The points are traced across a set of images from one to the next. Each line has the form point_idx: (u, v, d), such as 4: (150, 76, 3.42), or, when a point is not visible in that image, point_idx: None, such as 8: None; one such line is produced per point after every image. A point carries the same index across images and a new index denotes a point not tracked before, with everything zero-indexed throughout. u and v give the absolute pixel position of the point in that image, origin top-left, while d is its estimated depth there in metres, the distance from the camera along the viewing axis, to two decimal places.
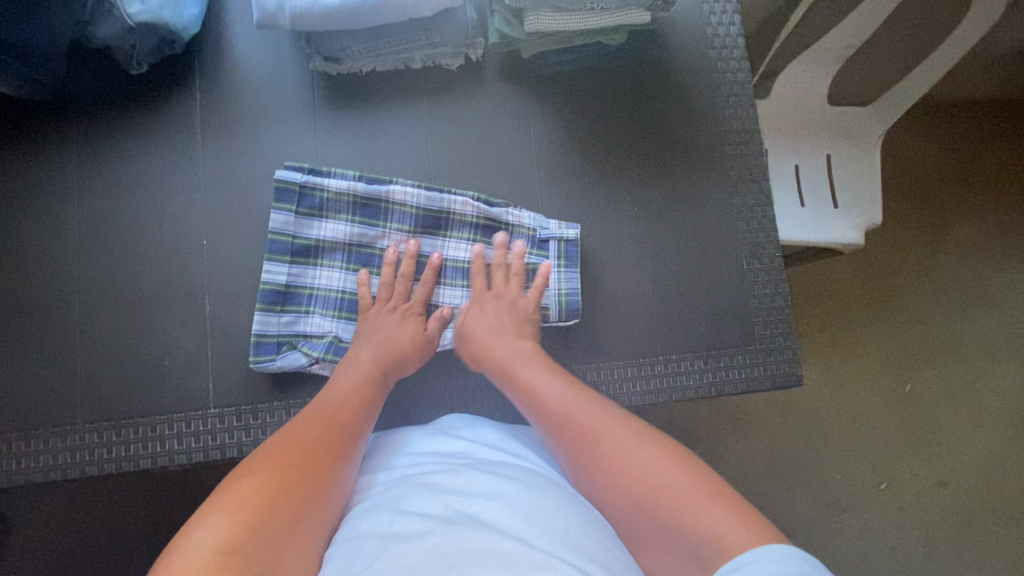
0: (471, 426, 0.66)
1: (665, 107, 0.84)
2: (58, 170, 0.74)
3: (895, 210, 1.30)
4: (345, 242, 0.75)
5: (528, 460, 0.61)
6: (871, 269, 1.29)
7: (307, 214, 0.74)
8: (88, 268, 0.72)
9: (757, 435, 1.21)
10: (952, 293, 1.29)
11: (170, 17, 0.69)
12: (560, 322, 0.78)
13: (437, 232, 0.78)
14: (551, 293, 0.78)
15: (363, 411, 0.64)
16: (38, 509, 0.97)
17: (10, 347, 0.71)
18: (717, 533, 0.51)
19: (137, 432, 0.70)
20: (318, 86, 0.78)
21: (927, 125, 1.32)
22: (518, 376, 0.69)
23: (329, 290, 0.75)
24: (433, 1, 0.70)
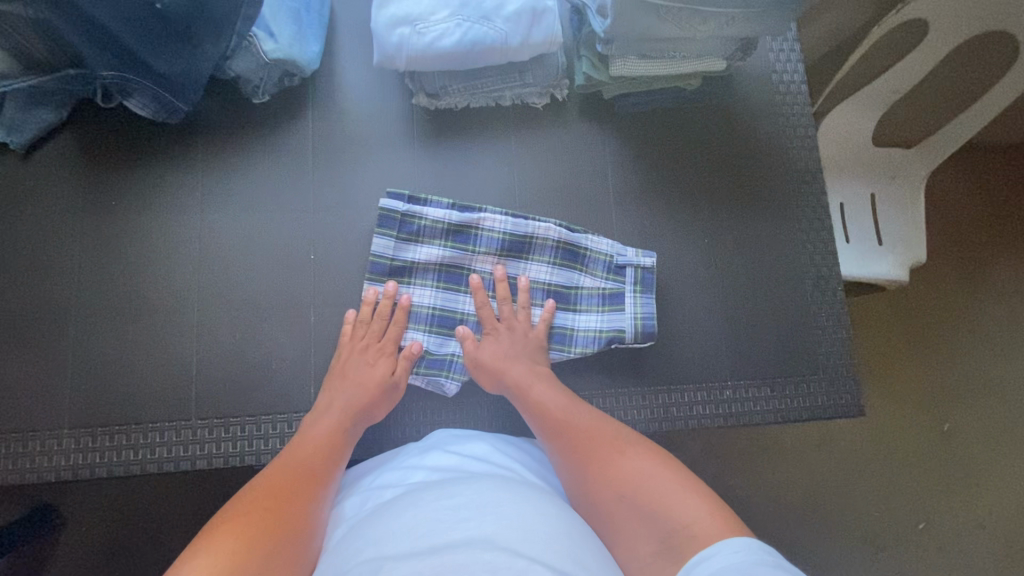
0: (462, 436, 0.72)
1: (732, 147, 0.90)
2: (179, 186, 0.80)
3: (940, 249, 1.33)
4: (436, 264, 0.81)
5: (516, 469, 0.66)
6: (913, 307, 1.32)
7: (405, 237, 0.80)
8: (203, 276, 0.78)
9: (796, 468, 1.22)
10: (995, 334, 1.31)
11: (297, 54, 0.77)
12: (635, 344, 0.81)
13: (520, 255, 0.83)
14: (628, 316, 0.82)
15: (338, 447, 0.69)
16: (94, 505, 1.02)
17: (127, 347, 0.76)
18: (692, 522, 0.57)
19: (244, 430, 0.75)
20: (417, 118, 0.86)
21: (971, 168, 1.36)
22: (527, 391, 0.74)
23: (420, 307, 0.81)
24: (532, 47, 0.78)
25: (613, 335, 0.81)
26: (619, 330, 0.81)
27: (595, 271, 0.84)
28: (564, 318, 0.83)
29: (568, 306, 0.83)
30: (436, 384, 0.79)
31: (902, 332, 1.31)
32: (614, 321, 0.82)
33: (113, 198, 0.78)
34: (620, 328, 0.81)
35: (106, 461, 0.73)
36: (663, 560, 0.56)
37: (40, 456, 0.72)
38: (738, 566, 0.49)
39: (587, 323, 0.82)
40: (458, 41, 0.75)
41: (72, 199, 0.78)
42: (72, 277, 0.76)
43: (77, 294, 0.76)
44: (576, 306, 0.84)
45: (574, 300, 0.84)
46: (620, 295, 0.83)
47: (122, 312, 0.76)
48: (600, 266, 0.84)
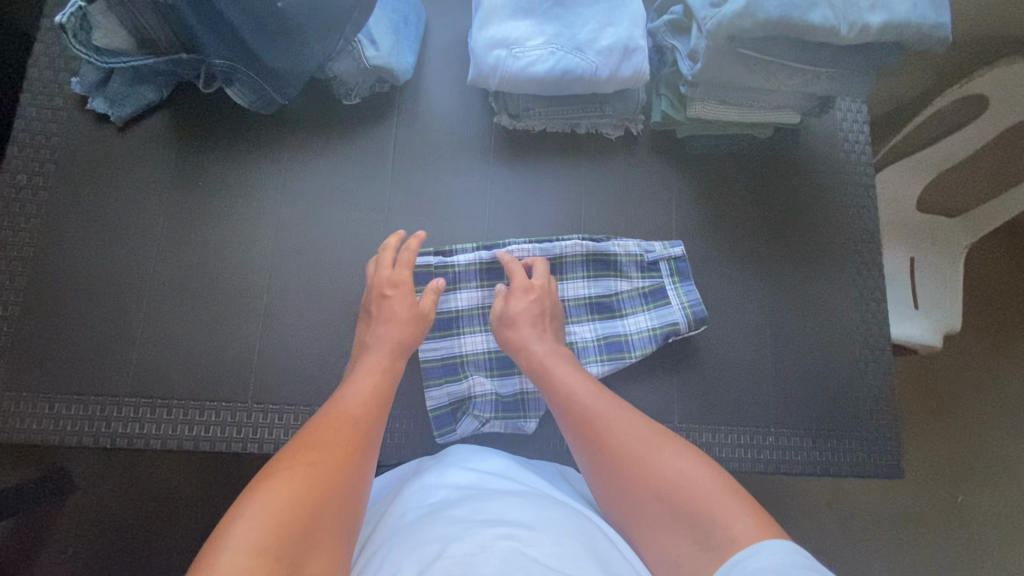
0: (482, 455, 0.73)
1: (796, 197, 0.92)
2: (262, 173, 0.82)
3: (978, 319, 1.34)
4: (476, 307, 0.84)
5: (539, 485, 0.68)
6: (945, 373, 1.32)
7: (442, 289, 0.83)
8: (275, 263, 0.80)
9: (812, 522, 1.21)
10: None
11: (395, 63, 0.80)
12: (690, 333, 0.84)
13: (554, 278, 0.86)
14: (676, 308, 0.84)
15: (377, 409, 0.66)
16: (109, 469, 1.01)
17: (194, 324, 0.77)
18: (730, 524, 0.55)
19: (297, 419, 0.76)
20: (496, 136, 0.88)
21: (1014, 243, 1.37)
22: (551, 374, 0.73)
23: (478, 353, 0.83)
24: (619, 80, 0.80)
25: (668, 329, 0.83)
26: (673, 324, 0.83)
27: (630, 273, 0.87)
28: (615, 326, 0.85)
29: (614, 314, 0.86)
30: (517, 427, 0.81)
31: (929, 397, 1.31)
32: (664, 316, 0.84)
33: (200, 178, 0.81)
34: (674, 321, 0.83)
35: (160, 433, 0.73)
36: (701, 561, 0.55)
37: (96, 421, 0.73)
38: (778, 567, 0.48)
39: (637, 325, 0.85)
40: (551, 68, 0.78)
41: (160, 174, 0.80)
42: (151, 248, 0.78)
43: (153, 265, 0.78)
44: (620, 311, 0.86)
45: (617, 306, 0.86)
46: (660, 289, 0.86)
47: (194, 289, 0.78)
48: (634, 267, 0.87)
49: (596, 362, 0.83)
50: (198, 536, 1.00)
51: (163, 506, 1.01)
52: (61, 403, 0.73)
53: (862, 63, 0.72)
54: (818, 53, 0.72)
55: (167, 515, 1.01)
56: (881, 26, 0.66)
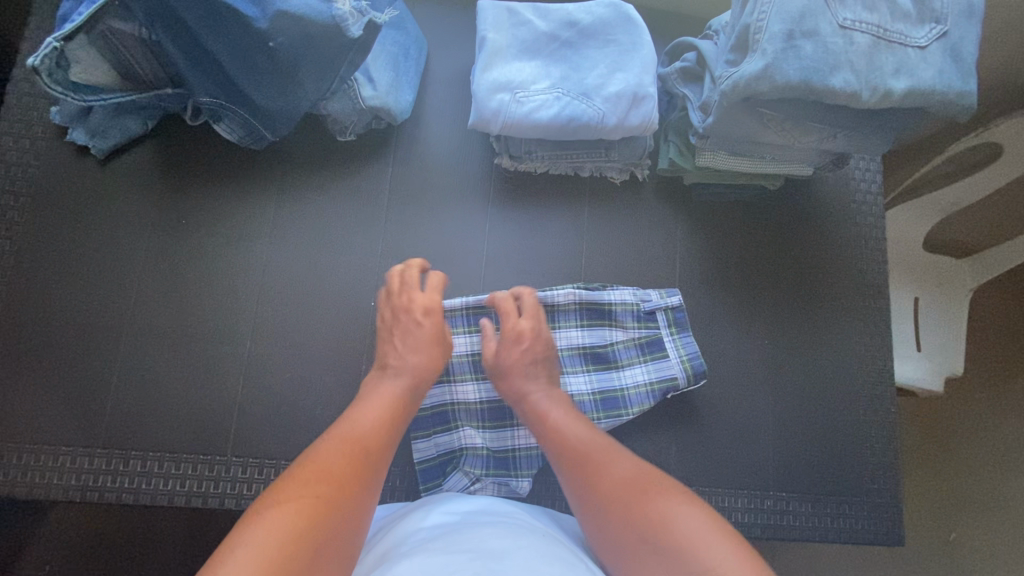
0: (464, 496, 0.69)
1: (805, 249, 0.89)
2: (250, 210, 0.79)
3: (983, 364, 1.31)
4: (466, 355, 0.80)
5: (524, 519, 0.65)
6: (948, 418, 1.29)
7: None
8: (260, 308, 0.77)
9: (804, 565, 1.20)
10: None
11: (392, 102, 0.77)
12: (688, 388, 0.80)
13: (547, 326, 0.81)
14: (675, 361, 0.80)
15: (390, 438, 0.62)
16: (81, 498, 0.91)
17: (174, 370, 0.74)
18: (713, 563, 0.49)
19: (278, 474, 0.73)
20: (496, 177, 0.85)
21: None
22: (546, 419, 0.69)
23: (469, 404, 0.80)
24: (627, 129, 0.77)
25: (666, 385, 0.79)
26: (671, 379, 0.80)
27: (626, 322, 0.82)
28: (612, 379, 0.81)
29: (610, 366, 0.81)
30: (508, 485, 0.77)
31: (922, 437, 1.30)
32: (662, 369, 0.80)
33: (184, 216, 0.77)
34: (672, 376, 0.80)
35: (133, 487, 0.70)
36: None
37: (66, 473, 0.69)
38: None
39: (634, 378, 0.81)
40: (556, 114, 0.74)
41: (142, 210, 0.76)
42: (130, 289, 0.75)
43: (133, 308, 0.74)
44: (617, 363, 0.82)
45: (613, 357, 0.82)
46: (657, 341, 0.82)
47: (174, 333, 0.75)
48: (630, 316, 0.82)
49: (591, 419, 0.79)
50: None
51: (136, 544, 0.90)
52: (31, 452, 0.69)
53: (881, 126, 0.69)
54: (836, 115, 0.68)
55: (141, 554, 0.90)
56: (905, 92, 0.62)
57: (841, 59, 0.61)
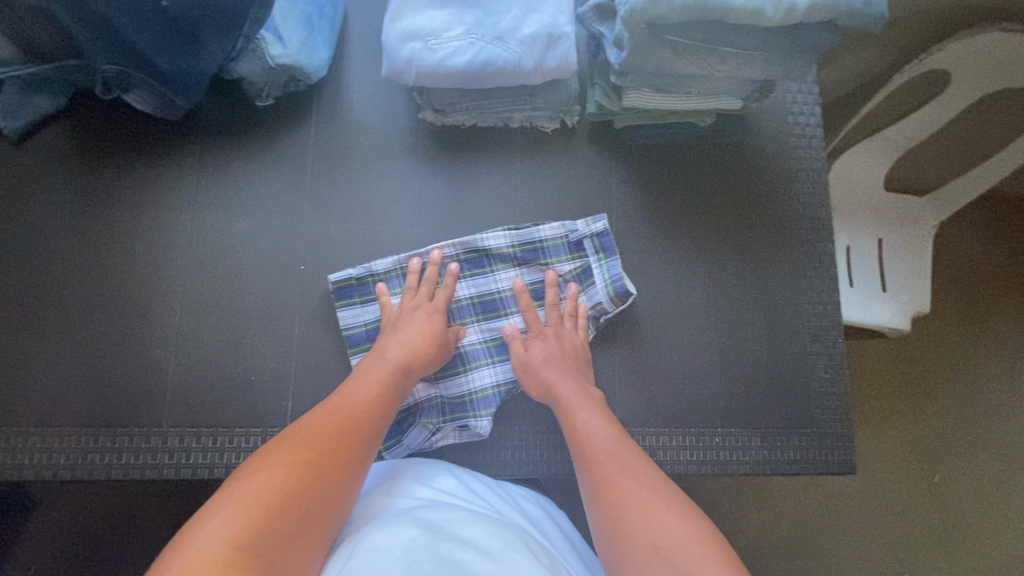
0: (435, 467, 0.68)
1: (744, 186, 0.88)
2: (172, 181, 0.78)
3: (950, 300, 1.31)
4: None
5: (487, 504, 0.66)
6: (915, 356, 1.29)
7: (368, 300, 0.78)
8: (189, 279, 0.76)
9: (778, 510, 1.20)
10: (997, 390, 1.28)
11: (304, 60, 0.76)
12: (618, 309, 0.81)
13: (483, 270, 0.82)
14: (601, 286, 0.81)
15: (384, 407, 0.65)
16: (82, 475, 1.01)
17: (105, 345, 0.74)
18: None
19: (216, 441, 0.73)
20: (423, 133, 0.84)
21: (988, 219, 1.33)
22: (573, 415, 0.70)
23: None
24: (546, 71, 0.76)
25: (592, 309, 0.81)
26: (597, 304, 0.81)
27: (559, 257, 0.83)
28: None
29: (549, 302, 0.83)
30: (468, 429, 0.77)
31: (894, 378, 1.29)
32: (591, 297, 0.82)
33: (106, 192, 0.76)
34: (598, 301, 0.81)
35: (71, 463, 0.70)
36: None
37: (4, 452, 0.70)
38: None
39: (570, 312, 0.82)
40: (470, 61, 0.74)
41: (64, 189, 0.76)
42: (57, 267, 0.74)
43: (61, 286, 0.74)
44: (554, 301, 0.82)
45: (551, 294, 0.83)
46: (587, 270, 0.82)
47: (103, 309, 0.74)
48: (561, 249, 0.83)
49: None
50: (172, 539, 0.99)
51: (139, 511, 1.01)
52: None
53: (795, 46, 0.68)
54: (749, 36, 0.67)
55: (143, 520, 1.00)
56: (809, 5, 0.61)
57: None
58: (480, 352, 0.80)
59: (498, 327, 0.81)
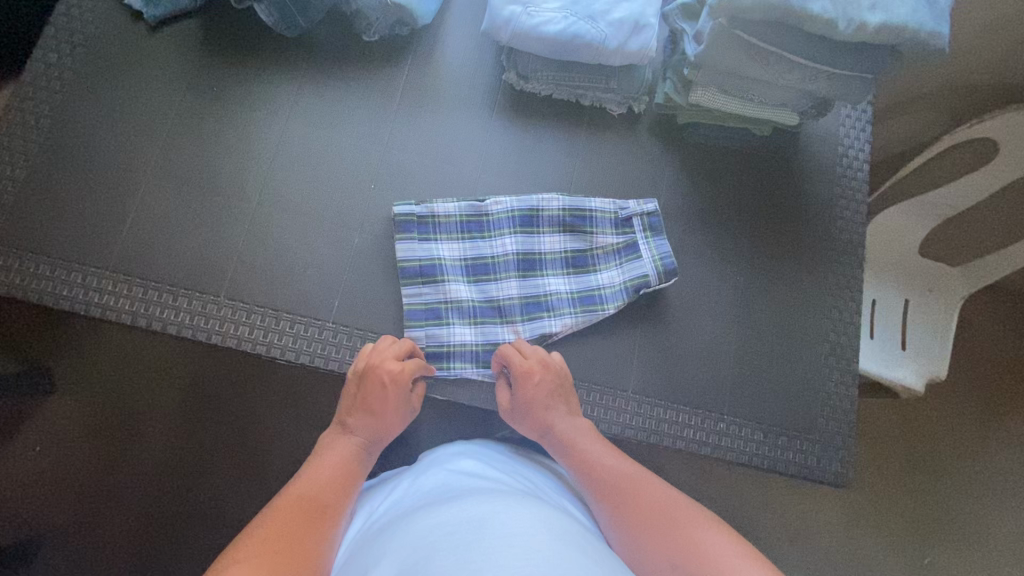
0: (459, 455, 0.73)
1: (787, 201, 0.93)
2: (273, 87, 0.86)
3: (956, 375, 1.37)
4: (459, 259, 0.85)
5: (516, 478, 0.69)
6: (916, 426, 1.34)
7: (425, 239, 0.84)
8: (271, 175, 0.84)
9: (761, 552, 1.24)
10: (990, 477, 1.32)
11: (415, 5, 0.85)
12: (661, 285, 0.85)
13: (531, 230, 0.86)
14: (648, 260, 0.86)
15: (349, 482, 0.68)
16: (97, 367, 1.11)
17: (185, 216, 0.81)
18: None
19: (263, 321, 0.79)
20: (502, 92, 0.91)
21: (1001, 308, 1.40)
22: (575, 445, 0.74)
23: (461, 302, 0.83)
24: (626, 54, 0.84)
25: (639, 282, 0.84)
26: (643, 276, 0.85)
27: (605, 229, 0.87)
28: (589, 280, 0.86)
29: (588, 269, 0.87)
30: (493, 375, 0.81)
31: (896, 447, 1.33)
32: (635, 269, 0.86)
33: (215, 85, 0.85)
34: (644, 273, 0.85)
35: (133, 310, 0.77)
36: None
37: (76, 287, 0.77)
38: None
39: (610, 279, 0.86)
40: (561, 31, 0.82)
41: (180, 74, 0.85)
42: (158, 140, 0.83)
43: (158, 157, 0.82)
44: (594, 266, 0.87)
45: (591, 262, 0.87)
46: (633, 244, 0.87)
47: (190, 184, 0.82)
48: (608, 223, 0.88)
49: (570, 314, 0.84)
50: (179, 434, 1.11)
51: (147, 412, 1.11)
52: (47, 265, 0.77)
53: (858, 64, 0.74)
54: (817, 48, 0.74)
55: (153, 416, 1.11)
56: (877, 26, 0.69)
57: None
58: (526, 304, 0.84)
59: (537, 284, 0.85)
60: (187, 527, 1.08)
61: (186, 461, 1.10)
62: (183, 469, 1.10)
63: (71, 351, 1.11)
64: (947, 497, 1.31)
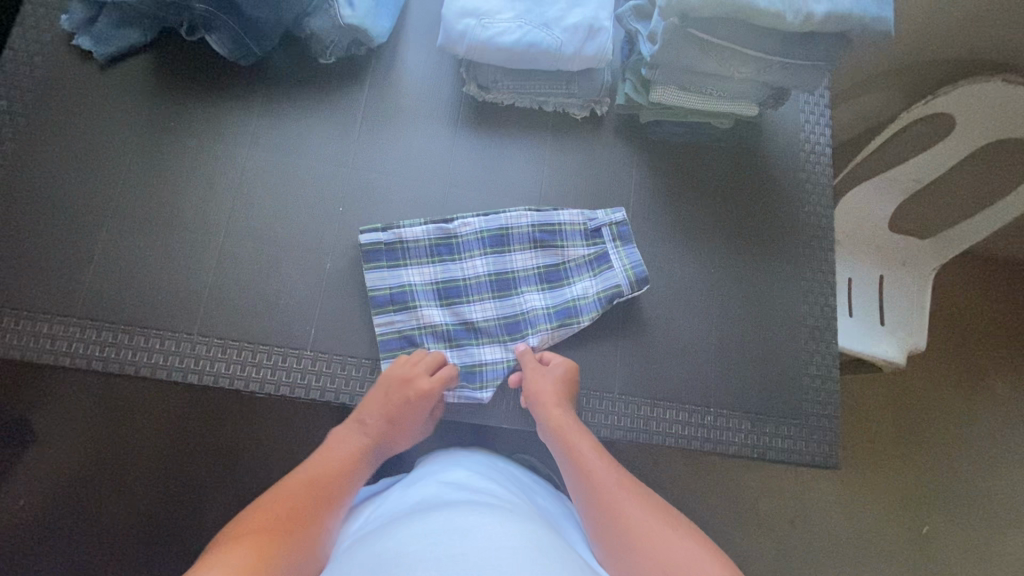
0: (450, 465, 0.74)
1: (754, 190, 0.95)
2: (233, 117, 0.85)
3: (935, 346, 1.39)
4: (430, 282, 0.84)
5: (500, 487, 0.69)
6: (901, 399, 1.36)
7: (394, 265, 0.83)
8: (236, 206, 0.82)
9: (762, 540, 1.25)
10: (974, 441, 1.35)
11: (369, 25, 0.84)
12: (633, 294, 0.85)
13: (502, 248, 0.86)
14: (619, 270, 0.86)
15: (354, 476, 0.70)
16: (77, 413, 1.08)
17: (152, 254, 0.79)
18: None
19: (240, 355, 0.78)
20: (465, 105, 0.92)
21: (972, 276, 1.43)
22: (568, 438, 0.73)
23: (433, 326, 0.82)
24: (583, 58, 0.85)
25: (611, 292, 0.84)
26: (615, 287, 0.85)
27: (575, 242, 0.87)
28: (562, 293, 0.86)
29: (562, 283, 0.86)
30: (470, 394, 0.81)
31: (883, 423, 1.35)
32: (607, 280, 0.85)
33: (173, 120, 0.84)
34: (616, 284, 0.85)
35: (105, 355, 0.75)
36: None
37: (44, 337, 0.75)
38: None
39: (583, 290, 0.86)
40: (517, 41, 0.82)
41: (135, 112, 0.83)
42: (118, 180, 0.81)
43: (120, 197, 0.80)
44: (567, 279, 0.87)
45: (564, 275, 0.87)
46: (604, 255, 0.87)
47: (155, 222, 0.80)
48: (578, 236, 0.87)
49: (543, 330, 0.83)
50: (168, 475, 1.08)
51: (133, 455, 1.08)
52: (12, 317, 0.75)
53: (809, 53, 0.76)
54: (769, 40, 0.75)
55: (140, 457, 1.08)
56: (824, 15, 0.70)
57: None
58: (503, 323, 0.84)
59: (511, 303, 0.85)
60: (177, 574, 1.04)
61: (174, 504, 1.07)
62: (171, 513, 1.07)
63: (44, 403, 1.08)
64: (936, 465, 1.33)
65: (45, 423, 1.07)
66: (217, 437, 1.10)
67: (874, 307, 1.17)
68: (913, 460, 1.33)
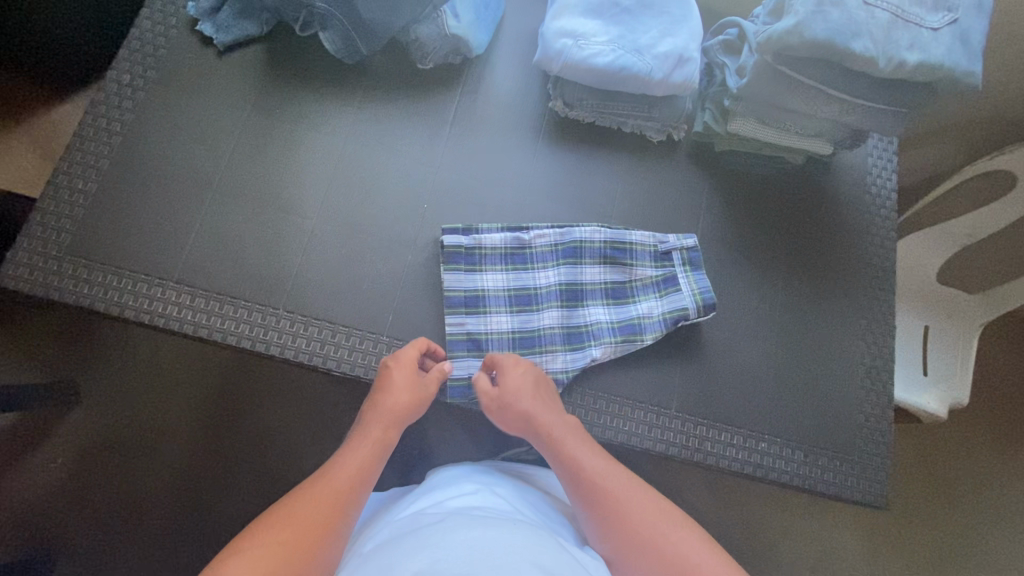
0: (457, 477, 0.76)
1: (819, 227, 0.97)
2: (333, 110, 0.91)
3: (977, 402, 1.38)
4: (503, 289, 0.87)
5: (512, 502, 0.70)
6: (939, 453, 1.35)
7: (472, 269, 0.86)
8: (327, 193, 0.87)
9: None
10: (1012, 503, 1.33)
11: (472, 36, 0.90)
12: (698, 318, 0.87)
13: (573, 261, 0.88)
14: (687, 293, 0.88)
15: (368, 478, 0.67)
16: (141, 376, 1.13)
17: (247, 231, 0.84)
18: None
19: (320, 333, 0.81)
20: (549, 119, 0.96)
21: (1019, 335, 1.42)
22: (562, 444, 0.71)
23: (501, 332, 0.85)
24: (669, 85, 0.88)
25: (677, 314, 0.86)
26: (682, 309, 0.86)
27: (644, 262, 0.90)
28: (628, 310, 0.88)
29: (627, 300, 0.89)
30: None
31: (918, 475, 1.33)
32: (675, 302, 0.87)
33: (278, 107, 0.89)
34: (683, 306, 0.87)
35: (196, 320, 0.79)
36: None
37: (143, 298, 0.79)
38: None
39: (649, 309, 0.88)
40: (610, 63, 0.86)
41: (244, 97, 0.89)
42: (223, 158, 0.86)
43: (223, 174, 0.86)
44: (633, 297, 0.89)
45: (631, 293, 0.89)
46: (672, 277, 0.89)
47: (253, 201, 0.85)
48: (647, 257, 0.90)
49: (606, 344, 0.85)
50: (219, 445, 1.12)
51: (189, 422, 1.12)
52: (115, 275, 0.79)
53: (896, 98, 0.78)
54: (857, 82, 0.78)
55: (195, 425, 1.12)
56: (916, 63, 0.73)
57: (863, 28, 0.73)
58: (568, 333, 0.86)
59: (578, 314, 0.87)
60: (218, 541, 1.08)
61: (219, 474, 1.11)
62: (215, 483, 1.10)
63: (110, 364, 1.13)
64: (970, 524, 1.31)
65: (111, 382, 1.12)
66: (269, 414, 1.14)
67: (920, 357, 1.17)
68: (946, 515, 1.31)
